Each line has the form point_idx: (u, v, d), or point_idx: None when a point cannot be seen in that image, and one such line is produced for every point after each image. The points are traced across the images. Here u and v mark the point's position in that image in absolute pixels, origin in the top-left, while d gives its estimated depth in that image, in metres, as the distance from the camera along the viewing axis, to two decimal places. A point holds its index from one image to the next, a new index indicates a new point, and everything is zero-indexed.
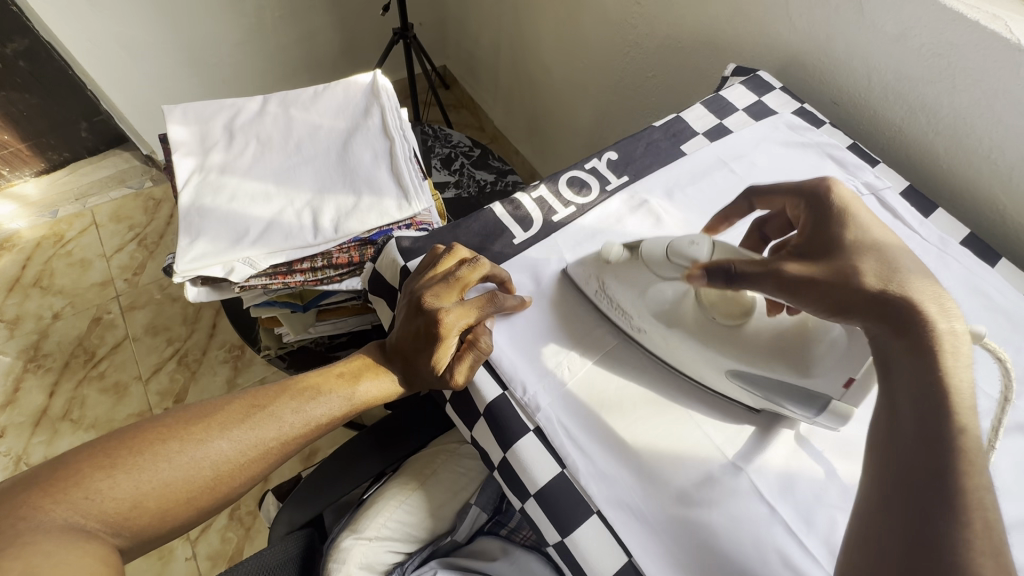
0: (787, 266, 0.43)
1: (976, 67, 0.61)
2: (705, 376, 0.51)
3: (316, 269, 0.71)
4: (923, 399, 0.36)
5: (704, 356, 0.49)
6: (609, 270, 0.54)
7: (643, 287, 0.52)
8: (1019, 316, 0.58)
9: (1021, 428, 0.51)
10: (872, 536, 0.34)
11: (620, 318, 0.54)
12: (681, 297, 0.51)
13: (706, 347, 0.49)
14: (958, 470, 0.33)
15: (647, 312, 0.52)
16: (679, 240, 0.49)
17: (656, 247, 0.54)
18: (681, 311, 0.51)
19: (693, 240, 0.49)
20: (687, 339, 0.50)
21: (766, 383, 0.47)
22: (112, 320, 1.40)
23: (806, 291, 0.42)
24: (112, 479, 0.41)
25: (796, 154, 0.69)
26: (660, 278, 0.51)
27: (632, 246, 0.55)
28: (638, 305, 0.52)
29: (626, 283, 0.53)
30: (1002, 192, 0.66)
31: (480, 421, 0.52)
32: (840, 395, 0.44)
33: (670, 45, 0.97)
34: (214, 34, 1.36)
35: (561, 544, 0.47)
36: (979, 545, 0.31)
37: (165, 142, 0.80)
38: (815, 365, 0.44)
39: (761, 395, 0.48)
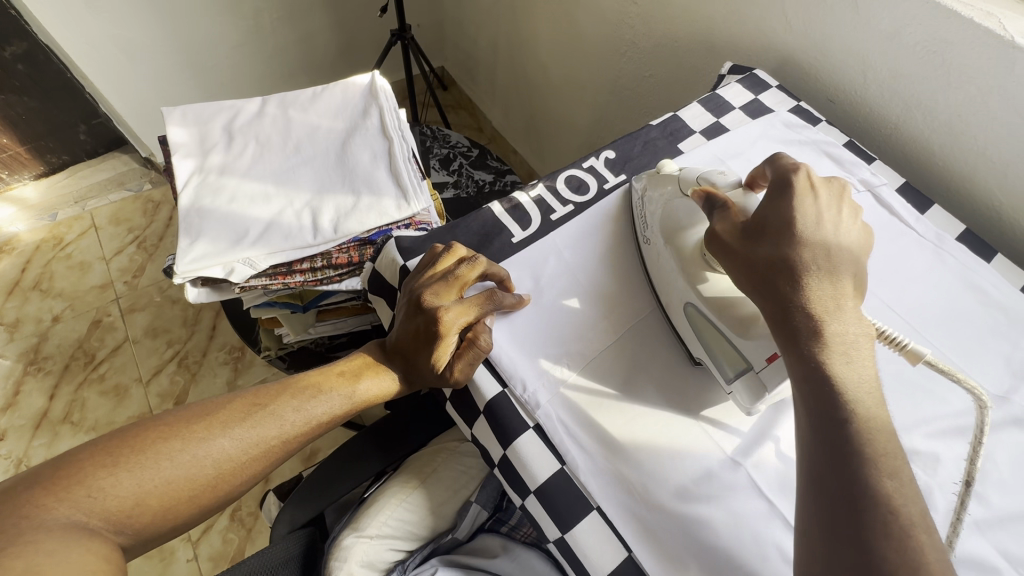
0: (718, 225, 0.48)
1: (970, 64, 0.62)
2: (670, 307, 0.54)
3: (315, 269, 0.71)
4: (814, 400, 0.39)
5: (674, 283, 0.53)
6: (648, 184, 0.60)
7: (666, 199, 0.57)
8: (1015, 312, 0.58)
9: (1017, 421, 0.52)
10: (802, 541, 0.37)
11: (640, 228, 0.59)
12: (679, 242, 0.53)
13: (679, 271, 0.52)
14: (857, 461, 0.36)
15: (657, 226, 0.56)
16: (711, 172, 0.54)
17: (678, 197, 0.56)
18: (682, 232, 0.54)
19: (723, 172, 0.53)
20: (672, 259, 0.53)
21: (703, 327, 0.50)
22: (112, 323, 1.40)
23: (719, 248, 0.48)
24: (115, 477, 0.41)
25: (792, 151, 0.69)
26: (680, 195, 0.56)
27: (660, 193, 0.58)
28: (656, 218, 0.57)
29: (658, 192, 0.58)
30: (997, 189, 0.66)
31: (480, 419, 0.53)
32: (759, 369, 0.46)
33: (667, 45, 0.97)
34: (212, 37, 1.36)
35: (562, 540, 0.47)
36: (884, 530, 0.34)
37: (164, 143, 0.80)
38: (754, 331, 0.47)
39: (700, 346, 0.51)
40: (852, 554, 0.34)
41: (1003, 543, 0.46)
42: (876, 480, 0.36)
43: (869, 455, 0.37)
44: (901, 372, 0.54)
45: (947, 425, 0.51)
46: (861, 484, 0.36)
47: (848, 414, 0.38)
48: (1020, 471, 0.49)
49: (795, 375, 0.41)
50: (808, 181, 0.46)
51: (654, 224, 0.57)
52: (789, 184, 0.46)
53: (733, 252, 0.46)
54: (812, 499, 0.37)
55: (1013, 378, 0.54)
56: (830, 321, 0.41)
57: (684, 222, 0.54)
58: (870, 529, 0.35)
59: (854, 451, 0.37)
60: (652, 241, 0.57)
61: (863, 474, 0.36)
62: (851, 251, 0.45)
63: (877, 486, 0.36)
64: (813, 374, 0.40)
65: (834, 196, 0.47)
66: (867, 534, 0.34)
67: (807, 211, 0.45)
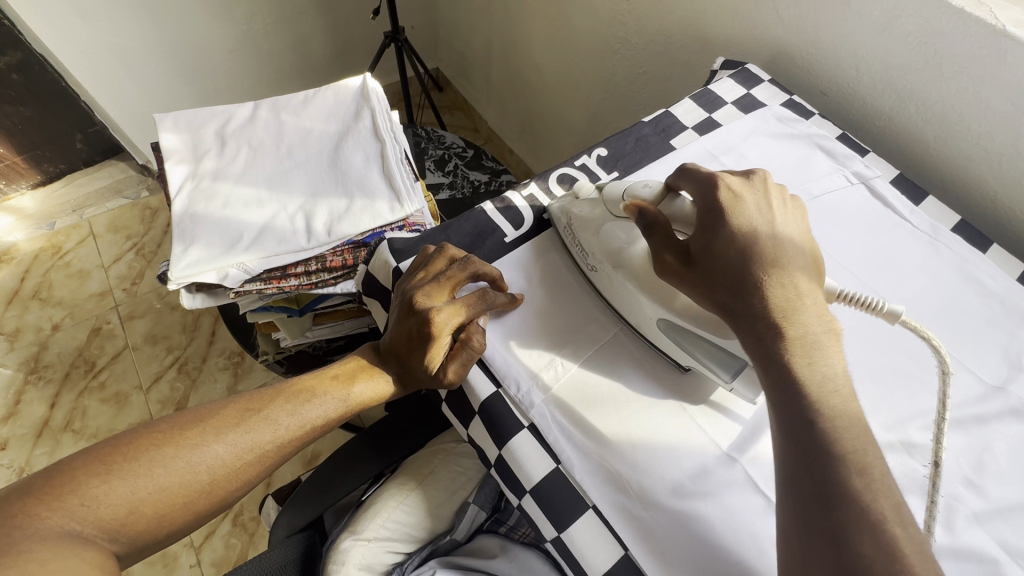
0: (665, 254, 0.48)
1: (962, 55, 0.62)
2: (642, 327, 0.53)
3: (310, 272, 0.72)
4: (781, 403, 0.39)
5: (641, 300, 0.51)
6: (575, 212, 0.58)
7: (597, 228, 0.56)
8: (1013, 302, 0.58)
9: (1015, 412, 0.51)
10: (784, 542, 0.37)
11: (580, 258, 0.57)
12: (628, 262, 0.53)
13: (642, 292, 0.51)
14: (828, 461, 0.36)
15: (598, 252, 0.55)
16: (636, 185, 0.54)
17: (609, 220, 0.56)
18: (626, 254, 0.54)
19: (646, 184, 0.53)
20: (627, 283, 0.52)
21: (690, 341, 0.49)
22: (111, 330, 1.40)
23: (674, 280, 0.47)
24: (110, 485, 0.41)
25: (785, 145, 0.69)
26: (614, 218, 0.56)
27: (587, 217, 0.57)
28: (593, 245, 0.56)
29: (586, 226, 0.57)
30: (992, 177, 0.66)
31: (475, 419, 0.53)
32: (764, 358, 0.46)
33: (659, 41, 0.97)
34: (205, 42, 1.36)
35: (558, 539, 0.48)
36: (857, 526, 0.34)
37: (157, 150, 0.80)
38: None
39: (688, 356, 0.49)
40: (829, 551, 0.34)
41: (1002, 534, 0.46)
42: (848, 479, 0.35)
43: (840, 454, 0.36)
44: (895, 364, 0.54)
45: None
46: (840, 481, 0.36)
47: (817, 415, 0.38)
48: (1020, 462, 0.49)
49: (765, 379, 0.41)
50: (730, 192, 0.47)
51: (595, 250, 0.55)
52: (716, 203, 0.46)
53: (694, 284, 0.46)
54: (788, 501, 0.37)
55: (1010, 369, 0.54)
56: (791, 322, 0.41)
57: (622, 248, 0.54)
58: (845, 527, 0.34)
59: (823, 451, 0.37)
60: (598, 267, 0.55)
61: (836, 474, 0.36)
62: (801, 243, 0.46)
63: (849, 485, 0.35)
64: (781, 378, 0.40)
65: (760, 193, 0.48)
66: (844, 532, 0.34)
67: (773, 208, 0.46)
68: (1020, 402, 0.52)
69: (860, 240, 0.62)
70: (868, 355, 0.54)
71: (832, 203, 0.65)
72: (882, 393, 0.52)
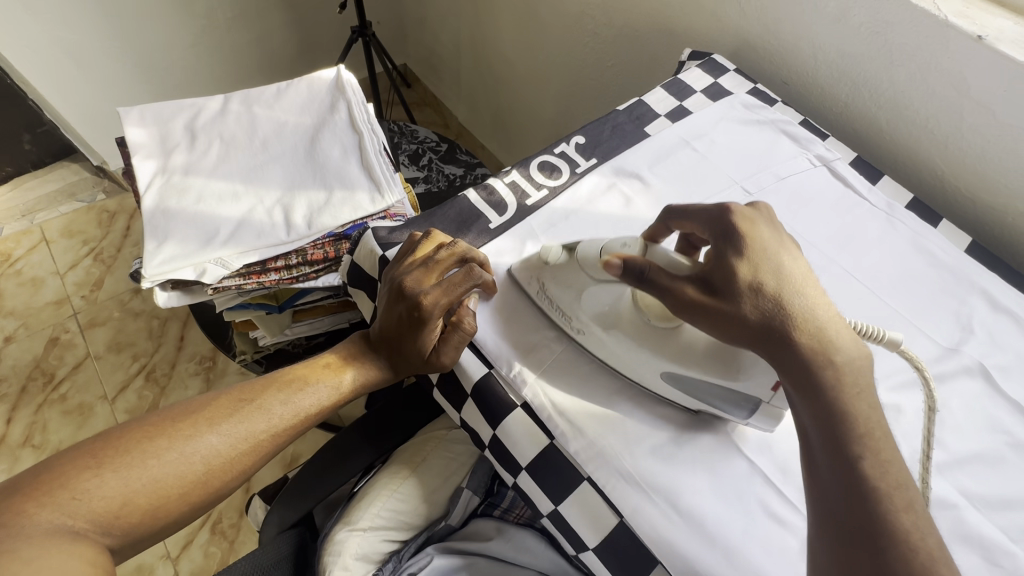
0: (686, 289, 0.45)
1: (909, 43, 0.66)
2: (645, 379, 0.51)
3: (290, 266, 0.70)
4: (825, 436, 0.41)
5: (640, 360, 0.50)
6: (547, 274, 0.54)
7: (579, 291, 0.52)
8: (961, 271, 0.62)
9: (969, 370, 0.56)
10: None
11: (563, 323, 0.54)
12: (620, 322, 0.51)
13: (642, 351, 0.49)
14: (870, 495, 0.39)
15: (587, 317, 0.52)
16: (613, 242, 0.50)
17: (591, 283, 0.51)
18: (615, 313, 0.51)
19: (625, 241, 0.49)
20: (626, 344, 0.50)
21: (700, 387, 0.48)
22: (70, 339, 1.34)
23: (700, 318, 0.45)
24: (102, 478, 0.40)
25: (752, 130, 0.72)
26: (595, 281, 0.51)
27: (563, 283, 0.53)
28: (577, 310, 0.52)
29: (565, 288, 0.53)
30: (939, 159, 0.71)
31: (468, 402, 0.54)
32: (769, 398, 0.46)
33: (627, 34, 1.00)
34: (162, 35, 1.32)
35: (554, 512, 0.50)
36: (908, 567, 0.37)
37: (120, 146, 0.77)
38: (747, 369, 0.45)
39: (694, 398, 0.49)
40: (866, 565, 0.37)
41: (960, 479, 0.50)
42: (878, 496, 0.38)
43: None
44: None
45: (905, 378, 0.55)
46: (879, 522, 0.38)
47: None
48: (972, 415, 0.53)
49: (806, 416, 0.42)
50: (744, 218, 0.47)
51: (580, 314, 0.52)
52: (732, 226, 0.46)
53: (725, 318, 0.44)
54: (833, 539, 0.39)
55: (962, 332, 0.59)
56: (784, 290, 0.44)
57: (609, 309, 0.51)
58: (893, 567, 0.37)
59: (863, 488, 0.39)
60: (588, 331, 0.52)
61: (880, 511, 0.38)
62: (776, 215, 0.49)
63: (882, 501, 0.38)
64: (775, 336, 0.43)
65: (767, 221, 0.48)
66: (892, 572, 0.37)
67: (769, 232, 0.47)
68: (973, 361, 0.56)
69: (823, 218, 0.66)
70: None
71: (798, 183, 0.68)
72: None
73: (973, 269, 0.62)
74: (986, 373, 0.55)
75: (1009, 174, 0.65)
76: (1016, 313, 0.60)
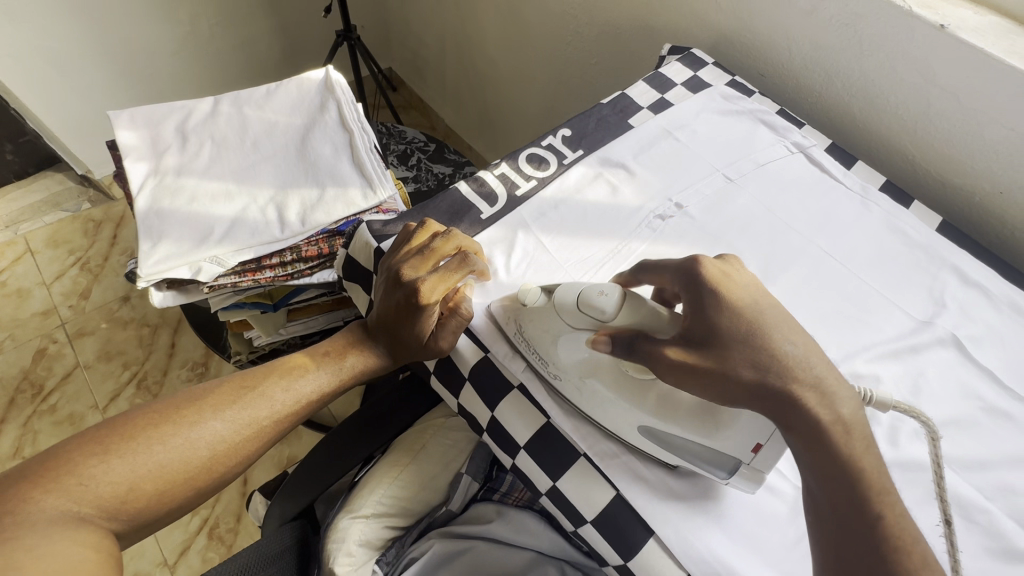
0: (669, 349, 0.44)
1: (877, 34, 0.69)
2: (620, 430, 0.50)
3: (285, 263, 0.72)
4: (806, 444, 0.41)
5: (619, 411, 0.48)
6: (524, 315, 0.52)
7: (554, 336, 0.50)
8: (934, 250, 0.65)
9: (942, 341, 0.58)
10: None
11: (541, 365, 0.52)
12: (597, 371, 0.49)
13: (618, 401, 0.48)
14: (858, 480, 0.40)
15: (564, 363, 0.50)
16: (590, 290, 0.48)
17: (566, 330, 0.49)
18: (595, 358, 0.49)
19: (602, 289, 0.47)
20: (602, 393, 0.49)
21: (678, 443, 0.47)
22: (59, 350, 1.33)
23: (686, 377, 0.43)
24: (107, 463, 0.41)
25: (731, 120, 0.75)
26: (571, 328, 0.49)
27: (541, 328, 0.51)
28: (554, 355, 0.50)
29: (542, 332, 0.51)
30: (910, 144, 0.74)
31: (466, 387, 0.55)
32: (749, 459, 0.45)
33: (609, 32, 1.02)
34: (146, 41, 1.32)
35: (553, 489, 0.51)
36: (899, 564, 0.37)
37: (111, 150, 0.77)
38: (727, 427, 0.44)
39: (676, 456, 0.47)
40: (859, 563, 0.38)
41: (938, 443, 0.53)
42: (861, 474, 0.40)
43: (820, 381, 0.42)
44: (839, 309, 0.60)
45: (882, 350, 0.57)
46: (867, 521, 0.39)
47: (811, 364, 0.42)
48: (947, 383, 0.56)
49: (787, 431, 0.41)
50: (719, 269, 0.46)
51: (557, 360, 0.50)
52: (701, 277, 0.46)
53: (710, 375, 0.42)
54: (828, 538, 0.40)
55: (934, 306, 0.61)
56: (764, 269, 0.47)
57: (585, 360, 0.49)
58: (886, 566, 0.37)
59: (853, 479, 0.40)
60: (564, 376, 0.51)
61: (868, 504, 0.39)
62: None
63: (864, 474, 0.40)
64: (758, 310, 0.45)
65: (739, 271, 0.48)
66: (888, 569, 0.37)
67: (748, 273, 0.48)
68: (946, 332, 0.59)
69: (802, 202, 0.68)
70: (815, 303, 0.60)
71: (777, 170, 0.71)
72: (830, 334, 0.58)
73: (943, 246, 0.66)
74: (958, 343, 0.58)
75: (978, 158, 0.69)
76: (985, 287, 0.63)
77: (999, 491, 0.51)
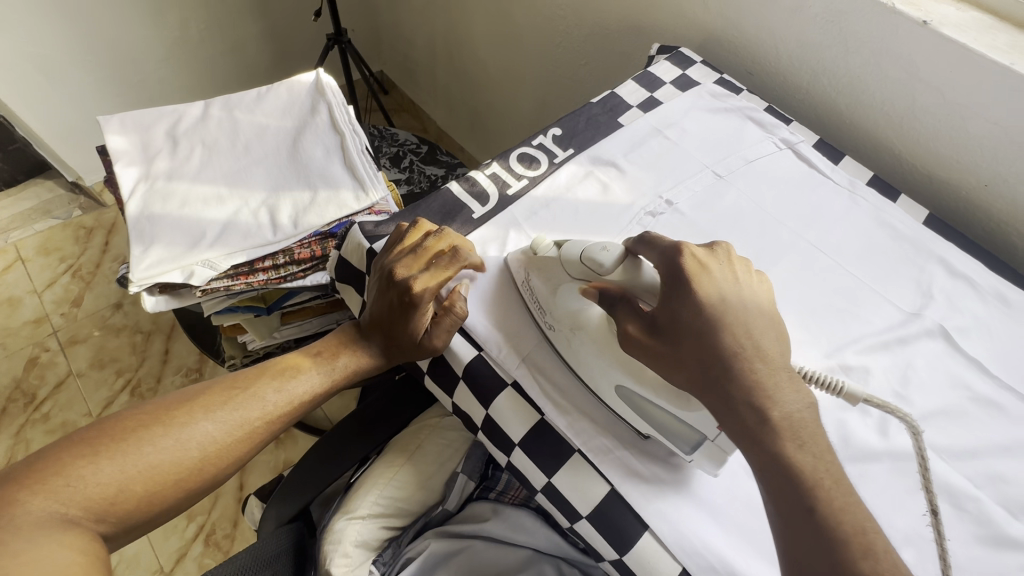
0: (630, 326, 0.48)
1: (862, 31, 0.70)
2: (597, 387, 0.52)
3: (278, 266, 0.71)
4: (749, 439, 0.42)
5: (599, 367, 0.51)
6: (534, 265, 0.56)
7: (555, 285, 0.54)
8: (921, 242, 0.66)
9: (930, 332, 0.59)
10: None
11: (538, 314, 0.56)
12: (585, 327, 0.52)
13: (600, 356, 0.51)
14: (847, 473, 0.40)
15: (558, 313, 0.53)
16: (593, 246, 0.51)
17: (566, 280, 0.53)
18: (585, 317, 0.53)
19: (604, 246, 0.51)
20: (587, 345, 0.52)
21: (644, 405, 0.49)
22: (51, 358, 1.32)
23: (640, 351, 0.47)
24: (97, 465, 0.41)
25: (720, 118, 0.75)
26: (572, 280, 0.53)
27: (546, 276, 0.55)
28: (551, 304, 0.54)
29: (546, 281, 0.55)
30: (897, 140, 0.75)
31: (459, 386, 0.56)
32: (714, 436, 0.45)
33: (599, 32, 1.03)
34: (135, 47, 1.32)
35: (549, 485, 0.51)
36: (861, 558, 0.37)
37: (101, 155, 0.77)
38: (693, 402, 0.45)
39: (644, 421, 0.49)
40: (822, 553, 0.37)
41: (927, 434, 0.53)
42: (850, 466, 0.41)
43: None
44: (829, 301, 0.61)
45: (872, 342, 0.58)
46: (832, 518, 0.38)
47: None
48: (935, 373, 0.57)
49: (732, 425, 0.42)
50: (695, 260, 0.47)
51: (552, 309, 0.54)
52: (680, 270, 0.46)
53: (659, 355, 0.46)
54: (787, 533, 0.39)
55: (922, 298, 0.62)
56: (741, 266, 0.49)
57: (579, 313, 0.53)
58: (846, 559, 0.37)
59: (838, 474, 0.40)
60: (556, 327, 0.54)
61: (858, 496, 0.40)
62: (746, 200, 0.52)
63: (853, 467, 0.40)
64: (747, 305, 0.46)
65: (724, 262, 0.48)
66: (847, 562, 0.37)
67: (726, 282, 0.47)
68: (933, 323, 0.60)
69: (791, 198, 0.69)
70: (805, 297, 0.61)
71: (766, 165, 0.72)
72: (821, 327, 0.59)
73: (930, 239, 0.66)
74: (946, 334, 0.59)
75: (963, 153, 0.70)
76: (971, 279, 0.64)
77: (989, 479, 0.51)
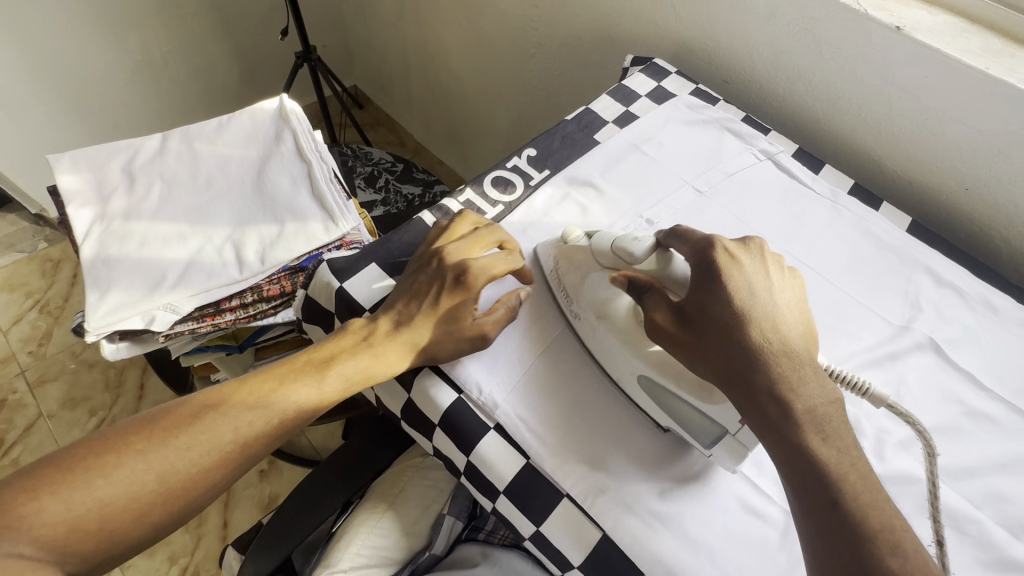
0: (658, 314, 0.48)
1: (835, 38, 0.69)
2: (621, 378, 0.52)
3: (246, 304, 0.68)
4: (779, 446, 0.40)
5: (621, 356, 0.51)
6: (564, 253, 0.57)
7: (585, 273, 0.55)
8: (907, 252, 0.65)
9: (920, 346, 0.58)
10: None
11: (565, 304, 0.56)
12: (611, 317, 0.52)
13: (623, 346, 0.50)
14: None
15: (586, 302, 0.54)
16: (625, 236, 0.53)
17: (596, 268, 0.54)
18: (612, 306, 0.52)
19: (637, 237, 0.52)
20: (612, 334, 0.51)
21: (667, 397, 0.48)
22: (19, 400, 1.26)
23: (665, 339, 0.47)
24: (36, 507, 0.39)
25: (697, 130, 0.74)
26: (604, 268, 0.54)
27: (575, 264, 0.56)
28: (580, 292, 0.54)
29: (575, 268, 0.56)
30: (875, 145, 0.73)
31: (437, 431, 0.53)
32: (736, 429, 0.45)
33: (571, 44, 1.01)
34: (95, 73, 1.27)
35: (537, 534, 0.49)
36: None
37: (54, 195, 0.73)
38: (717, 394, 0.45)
39: (667, 416, 0.49)
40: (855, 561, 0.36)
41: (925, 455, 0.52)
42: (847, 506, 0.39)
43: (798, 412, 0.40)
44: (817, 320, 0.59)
45: (861, 362, 0.56)
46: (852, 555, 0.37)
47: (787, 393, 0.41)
48: (928, 389, 0.55)
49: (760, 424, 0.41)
50: (728, 251, 0.47)
51: (580, 298, 0.54)
52: (711, 261, 0.47)
53: (685, 346, 0.46)
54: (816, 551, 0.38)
55: (911, 310, 0.61)
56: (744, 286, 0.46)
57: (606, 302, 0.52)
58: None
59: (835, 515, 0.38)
60: (582, 316, 0.54)
61: None
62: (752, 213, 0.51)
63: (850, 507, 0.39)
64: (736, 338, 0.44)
65: (756, 259, 0.48)
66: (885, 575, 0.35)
67: (740, 280, 0.46)
68: (924, 336, 0.58)
69: (773, 211, 0.68)
70: None
71: (746, 178, 0.70)
72: None
73: (918, 248, 0.65)
74: (936, 347, 0.58)
75: (941, 156, 0.69)
76: (958, 287, 0.62)
77: (989, 499, 0.50)
